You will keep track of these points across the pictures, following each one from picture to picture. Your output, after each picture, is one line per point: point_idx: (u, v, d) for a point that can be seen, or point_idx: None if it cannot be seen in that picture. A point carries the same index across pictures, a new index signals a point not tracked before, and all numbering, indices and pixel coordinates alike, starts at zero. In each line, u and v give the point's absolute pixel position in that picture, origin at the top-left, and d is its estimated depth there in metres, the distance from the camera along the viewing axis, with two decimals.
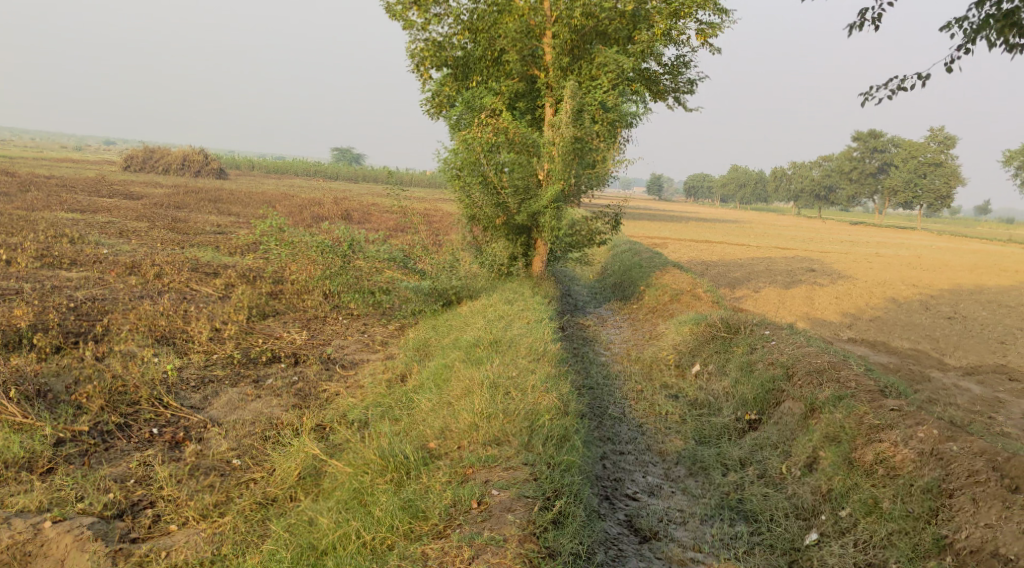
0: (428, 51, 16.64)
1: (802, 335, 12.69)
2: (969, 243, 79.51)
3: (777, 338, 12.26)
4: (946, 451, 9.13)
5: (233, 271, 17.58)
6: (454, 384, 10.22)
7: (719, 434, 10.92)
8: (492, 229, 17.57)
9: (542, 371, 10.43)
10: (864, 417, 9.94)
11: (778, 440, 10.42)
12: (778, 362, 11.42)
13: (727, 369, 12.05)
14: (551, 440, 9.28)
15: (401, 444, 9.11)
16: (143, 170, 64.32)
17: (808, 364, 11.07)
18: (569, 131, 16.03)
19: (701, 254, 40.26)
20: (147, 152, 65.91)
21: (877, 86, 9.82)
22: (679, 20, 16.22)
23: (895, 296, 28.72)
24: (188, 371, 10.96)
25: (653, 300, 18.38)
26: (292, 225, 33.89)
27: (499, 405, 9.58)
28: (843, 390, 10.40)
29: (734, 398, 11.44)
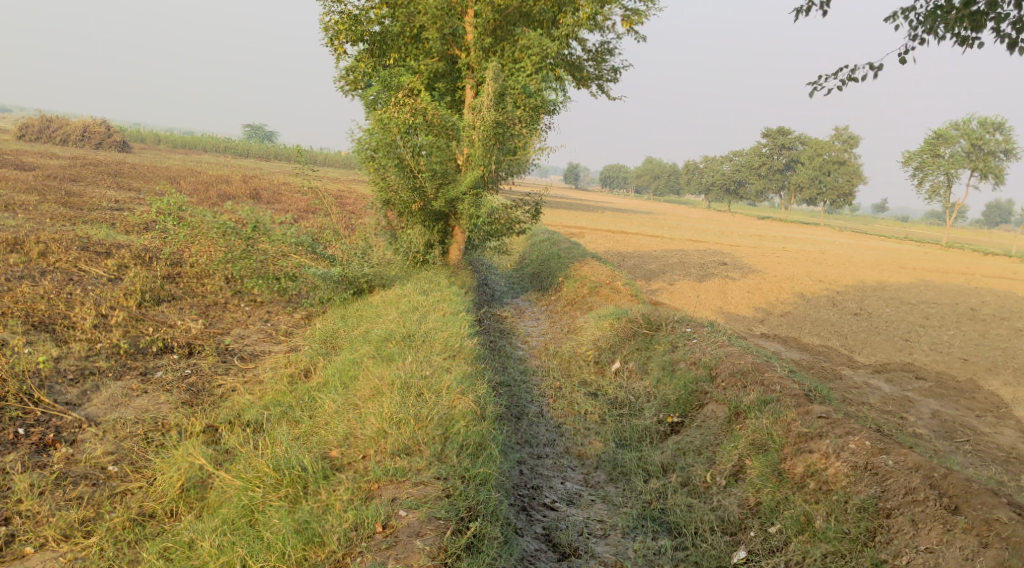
0: (344, 25, 15.70)
1: (723, 334, 12.51)
2: (869, 240, 82.85)
3: (698, 336, 12.03)
4: (880, 465, 9.00)
5: (126, 251, 16.29)
6: (361, 383, 9.58)
7: (640, 437, 10.59)
8: (407, 214, 16.82)
9: (457, 370, 9.85)
10: (791, 424, 9.81)
11: (702, 445, 10.13)
12: (700, 362, 11.22)
13: (648, 368, 11.80)
14: (465, 449, 8.76)
15: (298, 452, 8.49)
16: (37, 139, 60.42)
17: (732, 365, 10.88)
18: (490, 115, 15.49)
19: (618, 245, 40.38)
20: (42, 121, 61.99)
21: (826, 75, 10.05)
22: (605, 5, 15.77)
23: (804, 291, 29.32)
24: (66, 363, 9.78)
25: (571, 292, 18.00)
26: (196, 203, 32.21)
27: (409, 409, 9.00)
28: (769, 394, 10.27)
29: (655, 399, 11.16)
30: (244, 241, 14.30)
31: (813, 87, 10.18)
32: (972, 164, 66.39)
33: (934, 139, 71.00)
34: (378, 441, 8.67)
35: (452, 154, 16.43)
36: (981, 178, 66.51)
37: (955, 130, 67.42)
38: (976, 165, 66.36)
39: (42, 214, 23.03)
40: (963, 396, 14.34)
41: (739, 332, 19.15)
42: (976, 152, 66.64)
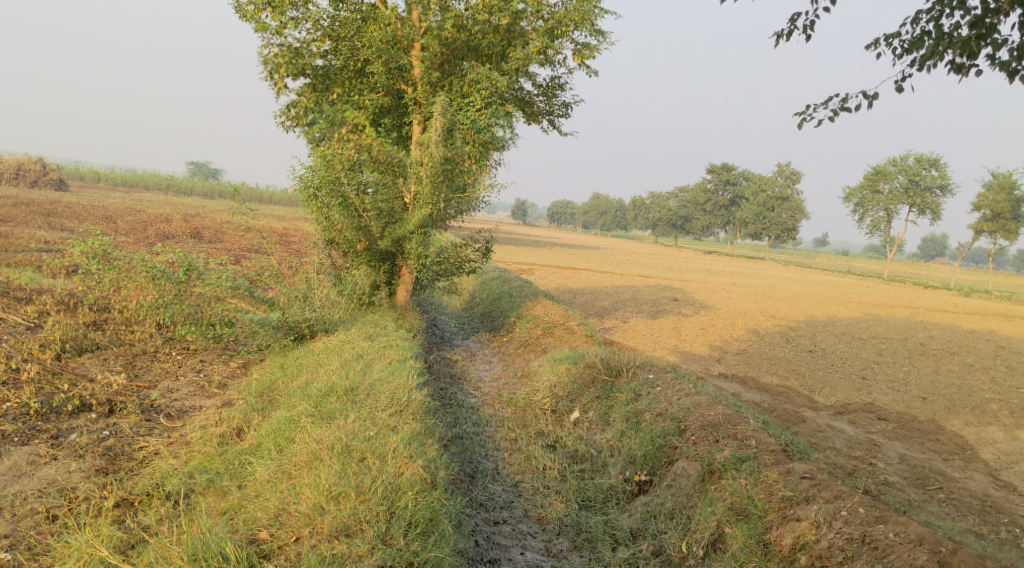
0: (284, 58, 14.97)
1: (686, 381, 12.00)
2: (813, 274, 84.39)
3: (662, 384, 11.49)
4: (879, 540, 8.50)
5: (48, 295, 15.12)
6: (298, 448, 8.78)
7: (605, 497, 9.98)
8: (352, 254, 16.04)
9: (405, 428, 9.06)
10: (773, 487, 9.25)
11: (674, 507, 9.58)
12: (667, 414, 10.63)
13: (610, 419, 11.10)
14: (414, 528, 8.13)
15: (220, 535, 7.79)
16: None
17: (702, 419, 10.39)
18: (439, 151, 14.93)
19: (569, 281, 40.01)
20: None
21: (816, 106, 10.22)
22: (555, 39, 15.39)
23: (756, 327, 29.19)
24: None
25: (524, 333, 17.34)
26: (133, 243, 30.85)
27: (351, 480, 8.26)
28: (745, 451, 9.74)
29: (620, 453, 10.49)
30: (176, 285, 13.32)
31: (801, 117, 10.33)
32: (909, 199, 68.21)
33: (873, 175, 72.76)
34: (313, 521, 8.01)
35: (398, 192, 15.76)
36: (919, 213, 68.16)
37: (892, 166, 69.18)
38: (913, 201, 68.06)
39: None
40: (927, 439, 14.08)
41: (697, 372, 18.73)
42: (913, 188, 68.40)
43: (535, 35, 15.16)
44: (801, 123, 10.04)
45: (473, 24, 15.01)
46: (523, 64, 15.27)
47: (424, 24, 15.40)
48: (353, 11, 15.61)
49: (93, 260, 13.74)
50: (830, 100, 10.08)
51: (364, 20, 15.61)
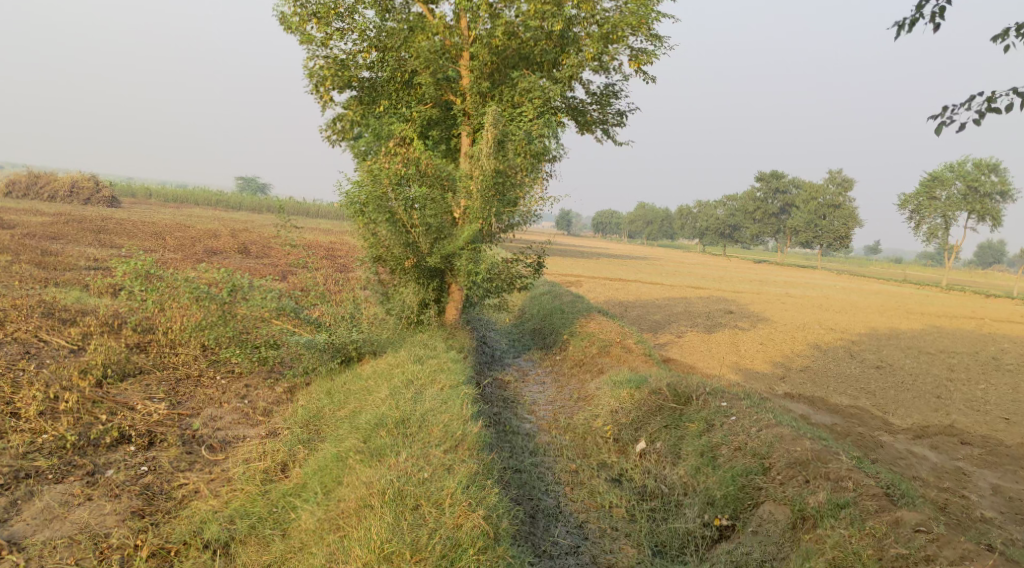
0: (330, 71, 14.51)
1: (761, 408, 11.20)
2: (868, 283, 82.05)
3: (738, 414, 10.88)
4: None
5: (93, 316, 14.86)
6: (346, 493, 8.68)
7: (683, 544, 9.58)
8: (400, 272, 15.50)
9: (462, 470, 8.91)
10: (881, 539, 8.76)
11: (763, 556, 9.13)
12: (750, 451, 10.14)
13: (681, 452, 10.59)
14: None
15: None
16: (25, 196, 59.32)
17: (789, 456, 9.90)
18: (489, 164, 14.35)
19: (618, 294, 39.17)
20: (32, 178, 61.13)
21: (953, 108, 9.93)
22: (611, 44, 14.66)
23: (816, 341, 28.00)
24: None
25: (579, 351, 16.60)
26: (181, 260, 30.83)
27: (404, 535, 8.15)
28: (843, 496, 9.27)
29: (697, 494, 10.04)
30: (220, 306, 12.88)
31: (937, 120, 10.05)
32: (968, 206, 65.84)
33: (930, 181, 70.42)
34: None
35: (447, 206, 15.19)
36: (980, 220, 65.73)
37: (950, 171, 66.90)
38: (973, 207, 65.68)
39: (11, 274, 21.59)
40: (1018, 467, 13.06)
41: (760, 392, 17.84)
42: (972, 195, 66.05)
43: (589, 41, 14.47)
44: (943, 125, 9.85)
45: (525, 31, 14.40)
46: (576, 70, 14.60)
47: (473, 32, 14.85)
48: (400, 22, 15.11)
49: (135, 281, 13.36)
50: (973, 100, 9.80)
51: (412, 30, 15.11)
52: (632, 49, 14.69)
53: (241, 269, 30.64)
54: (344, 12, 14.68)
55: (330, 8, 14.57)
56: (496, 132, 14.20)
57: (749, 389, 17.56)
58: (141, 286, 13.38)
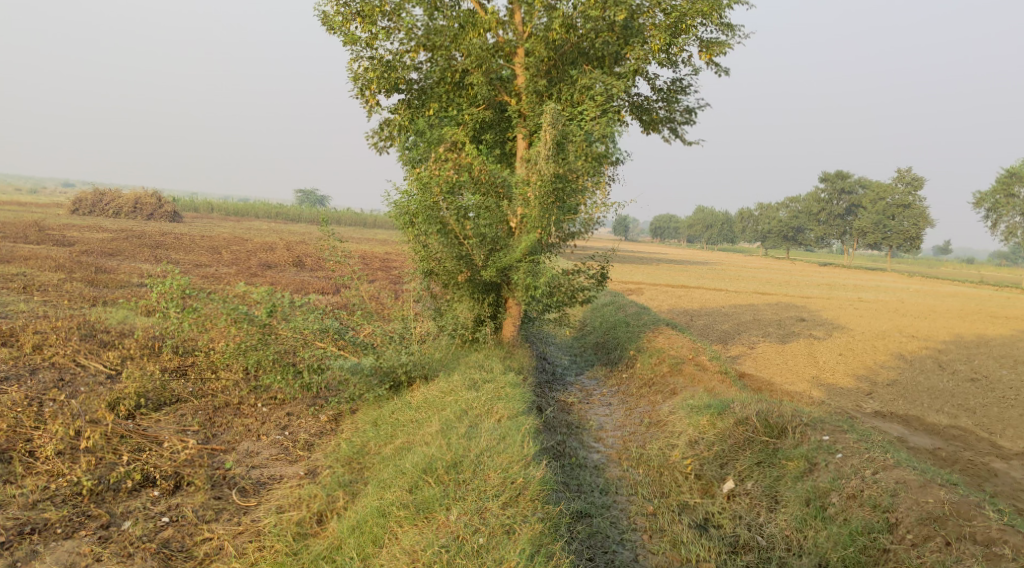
0: (375, 72, 13.58)
1: (862, 453, 9.94)
2: (942, 286, 78.38)
3: (844, 450, 10.03)
4: None
5: (133, 337, 14.15)
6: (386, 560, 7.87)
7: None
8: (453, 286, 14.47)
9: (525, 532, 8.14)
10: None
11: None
12: (874, 504, 9.20)
13: (783, 501, 9.69)
14: None
15: None
16: (92, 213, 60.55)
17: (920, 511, 8.98)
18: (549, 168, 13.21)
19: (680, 302, 37.62)
20: (97, 196, 62.40)
21: None
22: (680, 35, 13.36)
23: (900, 350, 26.02)
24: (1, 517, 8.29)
25: (648, 370, 15.25)
26: (235, 275, 30.40)
27: None
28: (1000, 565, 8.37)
29: (807, 552, 9.12)
30: (260, 329, 11.97)
31: None
32: None
33: (1007, 178, 66.97)
34: None
35: (502, 214, 14.08)
36: None
37: None
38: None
39: (62, 294, 21.22)
40: None
41: (847, 411, 16.29)
42: None
43: (656, 31, 13.18)
44: None
45: (584, 23, 13.26)
46: (643, 64, 13.36)
47: (529, 28, 13.82)
48: (450, 20, 14.13)
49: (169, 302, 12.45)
50: None
51: (462, 27, 14.14)
52: (706, 41, 13.42)
53: (295, 283, 30.07)
54: (390, 10, 13.79)
55: (375, 6, 13.70)
56: (557, 133, 13.08)
57: (836, 410, 16.02)
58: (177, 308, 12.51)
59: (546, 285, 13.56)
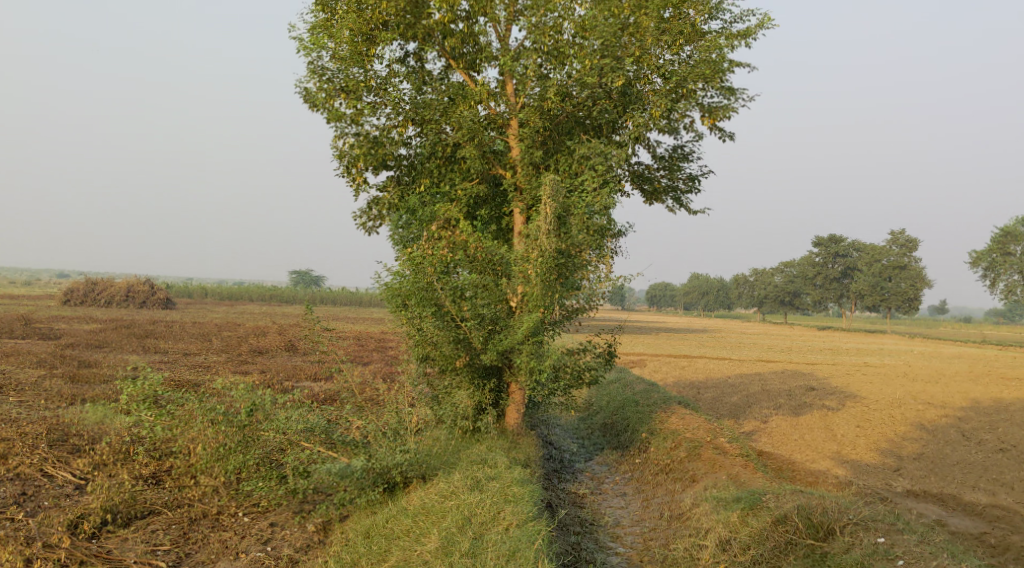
0: (360, 148, 12.98)
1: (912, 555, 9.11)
2: (945, 347, 77.42)
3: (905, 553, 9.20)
4: None
5: (106, 440, 13.10)
6: None
7: None
8: (451, 371, 13.53)
9: None
10: None
11: None
12: None
13: None
14: None
15: None
16: (85, 303, 59.70)
17: None
18: (550, 243, 12.44)
19: (685, 374, 36.53)
20: (89, 285, 61.74)
21: None
22: (681, 99, 12.76)
23: (919, 419, 24.85)
24: None
25: (663, 455, 14.18)
26: (224, 364, 29.29)
27: None
28: None
29: None
30: (240, 431, 11.12)
31: None
32: None
33: (1002, 237, 66.86)
34: None
35: (501, 293, 13.25)
36: None
37: None
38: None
39: (40, 392, 20.13)
40: None
41: (878, 491, 15.17)
42: None
43: (656, 96, 12.58)
44: None
45: (579, 91, 12.74)
46: (645, 131, 12.76)
47: (522, 98, 13.28)
48: (440, 93, 13.60)
49: (140, 406, 11.82)
50: None
51: (453, 100, 13.60)
52: (708, 107, 12.91)
53: (287, 370, 28.96)
54: (376, 85, 13.30)
55: (360, 81, 13.21)
56: (557, 206, 12.36)
57: (866, 492, 14.88)
58: (149, 412, 11.85)
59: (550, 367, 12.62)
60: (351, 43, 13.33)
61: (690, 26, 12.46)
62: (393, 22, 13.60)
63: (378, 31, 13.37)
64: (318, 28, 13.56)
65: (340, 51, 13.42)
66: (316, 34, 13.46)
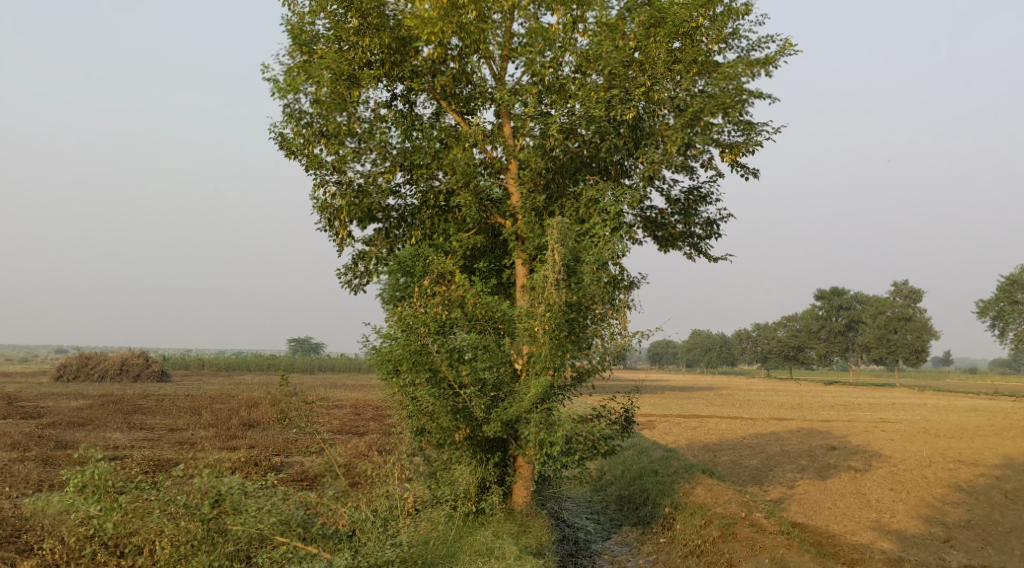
0: (343, 198, 11.81)
1: None
2: (958, 398, 75.48)
3: None
4: None
5: (59, 536, 11.49)
6: None
7: None
8: (450, 445, 12.02)
9: None
10: None
11: None
12: None
13: None
14: None
15: None
16: (77, 378, 57.97)
17: None
18: (559, 296, 11.12)
19: (699, 435, 34.79)
20: (83, 359, 60.18)
21: None
22: (697, 131, 11.59)
23: (955, 479, 23.08)
24: None
25: (692, 534, 12.59)
26: (212, 440, 27.60)
27: None
28: None
29: None
30: (205, 525, 9.61)
31: None
32: None
33: (1008, 284, 65.65)
34: None
35: (503, 353, 11.87)
36: None
37: None
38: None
39: (6, 478, 18.44)
40: None
41: (932, 566, 13.53)
42: None
43: (670, 131, 11.42)
44: None
45: (585, 128, 11.56)
46: (660, 171, 11.61)
47: (521, 140, 12.12)
48: (430, 136, 12.40)
49: (86, 497, 9.67)
50: None
51: (446, 143, 12.38)
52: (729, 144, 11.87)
53: (279, 444, 27.22)
54: (360, 130, 12.18)
55: (342, 125, 12.14)
56: (567, 254, 11.10)
57: None
58: (99, 506, 9.69)
59: (564, 437, 11.16)
60: (331, 84, 12.22)
61: (705, 54, 11.42)
62: (377, 61, 12.51)
63: (359, 70, 12.25)
64: (296, 70, 12.49)
65: (319, 93, 12.30)
66: (292, 75, 12.39)
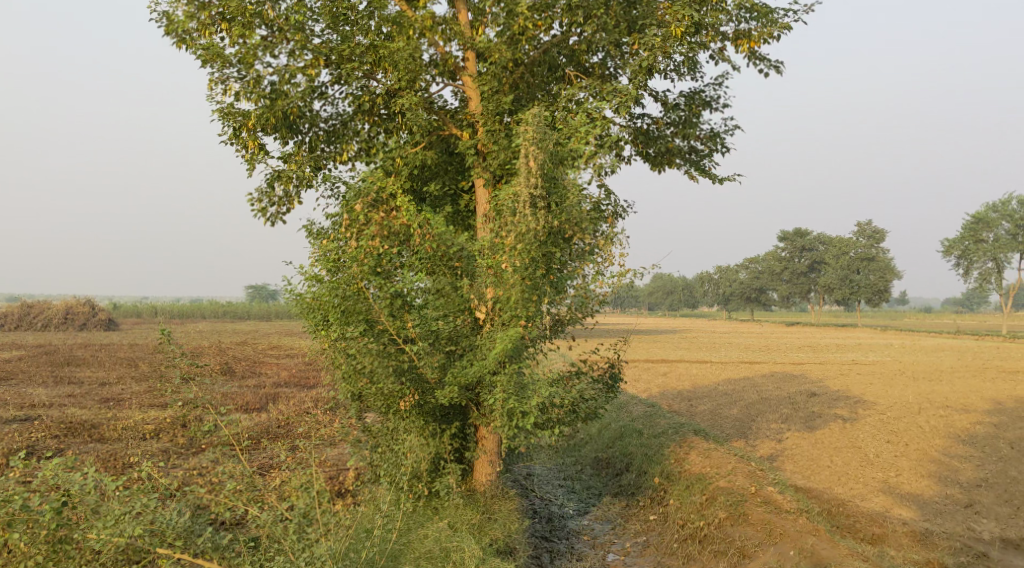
0: (253, 100, 9.14)
1: None
2: (922, 338, 75.28)
3: None
4: None
5: None
6: None
7: None
8: (395, 414, 9.70)
9: None
10: None
11: None
12: None
13: None
14: None
15: None
16: (16, 328, 54.26)
17: None
18: (532, 223, 8.87)
19: (672, 381, 32.87)
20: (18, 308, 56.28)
21: None
22: (706, 8, 9.20)
23: (953, 429, 21.35)
24: None
25: (689, 513, 10.49)
26: (142, 397, 24.80)
27: None
28: None
29: None
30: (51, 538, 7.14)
31: None
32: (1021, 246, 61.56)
33: (973, 223, 64.25)
34: None
35: (460, 298, 9.49)
36: None
37: (994, 212, 63.39)
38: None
39: None
40: None
41: (964, 540, 11.66)
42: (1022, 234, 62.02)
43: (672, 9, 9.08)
44: None
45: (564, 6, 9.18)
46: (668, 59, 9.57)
47: (480, 29, 9.69)
48: (366, 25, 9.76)
49: None
50: None
51: (388, 35, 9.77)
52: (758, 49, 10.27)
53: (218, 400, 24.54)
54: (274, 13, 9.46)
55: (249, 6, 9.38)
56: (548, 172, 8.78)
57: (955, 548, 11.25)
58: None
59: (541, 403, 8.95)
60: None
61: None
62: None
63: None
64: None
65: None
66: None
